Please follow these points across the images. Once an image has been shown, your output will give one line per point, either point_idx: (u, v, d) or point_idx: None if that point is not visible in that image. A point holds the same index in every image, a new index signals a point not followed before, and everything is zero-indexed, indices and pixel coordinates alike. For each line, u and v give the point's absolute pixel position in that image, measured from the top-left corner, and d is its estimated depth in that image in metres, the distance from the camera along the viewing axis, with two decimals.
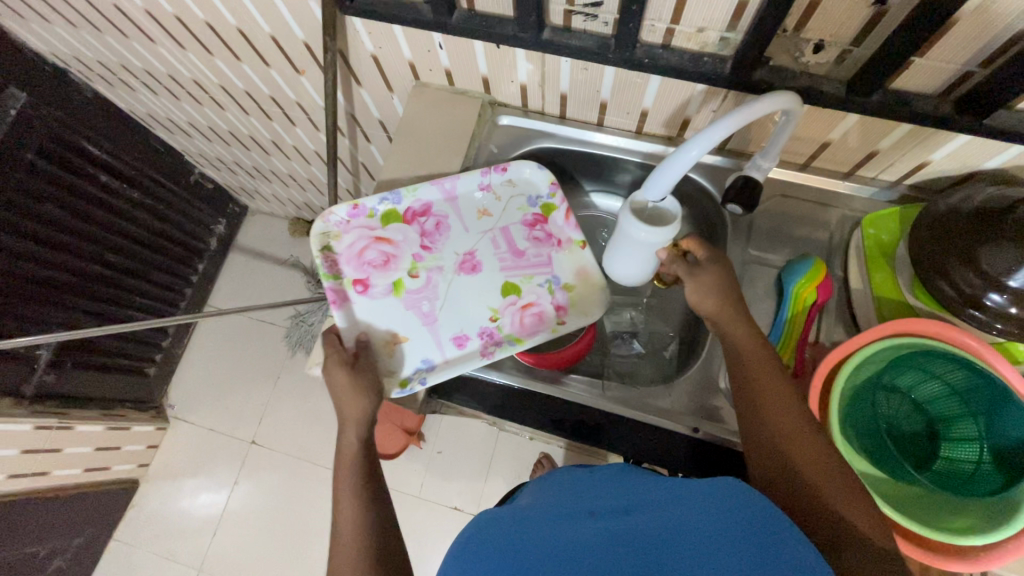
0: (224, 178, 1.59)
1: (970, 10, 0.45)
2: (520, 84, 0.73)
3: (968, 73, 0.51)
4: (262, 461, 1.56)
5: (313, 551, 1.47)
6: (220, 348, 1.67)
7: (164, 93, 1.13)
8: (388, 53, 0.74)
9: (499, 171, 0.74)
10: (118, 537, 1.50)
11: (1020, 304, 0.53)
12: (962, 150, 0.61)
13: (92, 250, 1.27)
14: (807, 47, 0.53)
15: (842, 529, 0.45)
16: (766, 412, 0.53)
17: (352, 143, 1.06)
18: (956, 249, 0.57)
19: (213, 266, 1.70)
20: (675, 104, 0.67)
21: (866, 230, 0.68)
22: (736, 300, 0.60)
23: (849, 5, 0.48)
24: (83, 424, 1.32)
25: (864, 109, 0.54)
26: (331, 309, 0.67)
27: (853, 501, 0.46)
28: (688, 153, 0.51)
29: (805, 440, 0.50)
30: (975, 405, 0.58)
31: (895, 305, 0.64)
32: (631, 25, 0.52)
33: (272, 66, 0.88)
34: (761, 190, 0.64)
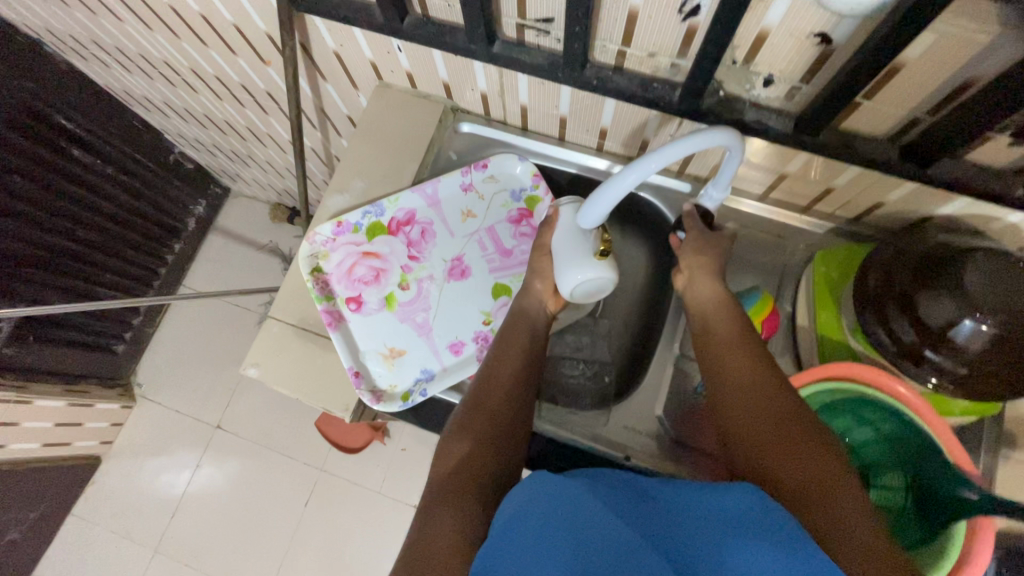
0: (205, 159, 1.57)
1: (914, 59, 0.44)
2: (480, 93, 0.72)
3: (917, 120, 0.50)
4: (226, 445, 1.55)
5: (270, 540, 1.47)
6: (192, 330, 1.66)
7: (138, 71, 1.10)
8: (349, 51, 0.73)
9: (480, 169, 0.73)
10: (77, 513, 1.50)
11: (953, 358, 0.52)
12: (915, 195, 0.59)
13: (62, 224, 1.25)
14: (757, 81, 0.52)
15: (832, 518, 0.40)
16: (744, 395, 0.49)
17: (324, 136, 1.04)
18: (897, 295, 0.56)
19: (190, 246, 1.69)
20: (632, 125, 0.66)
21: (817, 266, 0.66)
22: None
23: (795, 42, 0.46)
24: (43, 399, 1.31)
25: (811, 147, 0.53)
26: (329, 331, 0.65)
27: (838, 486, 0.41)
28: (626, 178, 0.49)
29: (781, 425, 0.46)
30: (903, 455, 0.58)
31: (837, 346, 0.63)
32: (577, 46, 0.51)
33: (239, 54, 0.87)
34: (710, 219, 0.63)
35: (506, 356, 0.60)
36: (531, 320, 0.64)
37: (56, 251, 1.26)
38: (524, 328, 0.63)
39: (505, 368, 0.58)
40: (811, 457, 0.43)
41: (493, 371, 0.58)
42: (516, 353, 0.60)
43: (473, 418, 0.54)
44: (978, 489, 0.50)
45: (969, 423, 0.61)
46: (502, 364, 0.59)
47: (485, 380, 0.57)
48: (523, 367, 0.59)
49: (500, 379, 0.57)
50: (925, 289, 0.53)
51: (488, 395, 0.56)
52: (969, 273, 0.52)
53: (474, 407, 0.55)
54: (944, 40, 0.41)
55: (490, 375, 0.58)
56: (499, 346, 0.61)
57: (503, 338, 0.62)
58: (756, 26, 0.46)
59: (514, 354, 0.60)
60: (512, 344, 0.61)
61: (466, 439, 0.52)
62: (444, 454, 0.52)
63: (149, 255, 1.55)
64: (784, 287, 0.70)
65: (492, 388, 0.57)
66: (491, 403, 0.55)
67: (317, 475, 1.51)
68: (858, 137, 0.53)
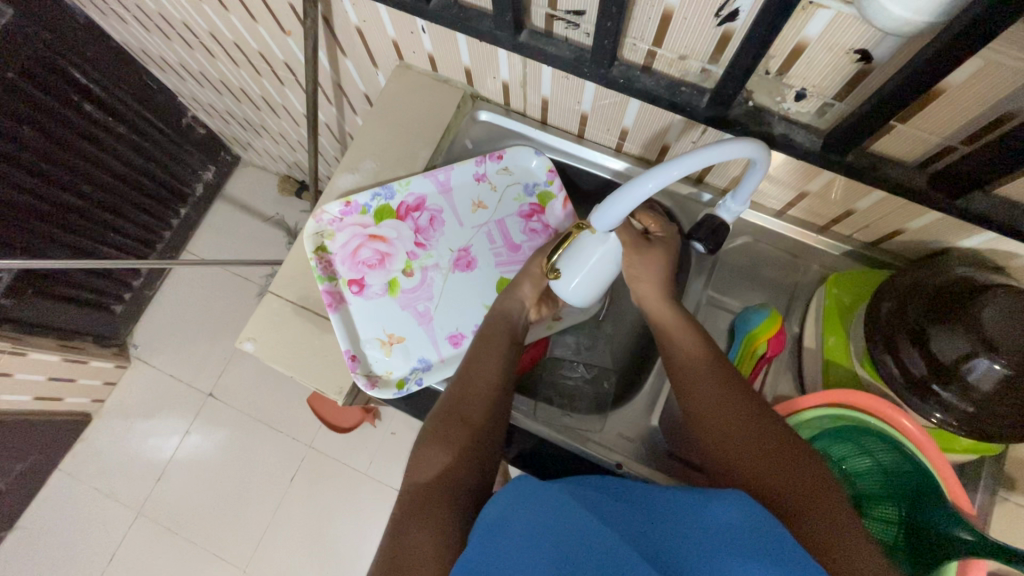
0: (218, 125, 1.55)
1: (955, 86, 0.42)
2: (502, 82, 0.70)
3: (950, 148, 0.48)
4: (217, 414, 1.55)
5: (253, 512, 1.47)
6: (191, 296, 1.65)
7: (157, 31, 1.09)
8: (372, 29, 0.71)
9: (495, 160, 0.72)
10: (63, 468, 1.50)
11: (960, 395, 0.51)
12: (937, 225, 0.58)
13: (69, 180, 1.24)
14: (789, 94, 0.51)
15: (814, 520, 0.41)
16: (711, 428, 0.50)
17: (339, 112, 1.03)
18: (910, 327, 0.55)
19: (196, 212, 1.68)
20: (654, 129, 0.65)
21: (829, 288, 0.65)
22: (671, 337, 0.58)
23: (833, 57, 0.45)
24: (37, 353, 1.30)
25: (837, 167, 0.52)
26: (328, 311, 0.64)
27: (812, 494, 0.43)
28: (644, 185, 0.48)
29: (736, 448, 0.47)
30: (899, 486, 0.56)
31: (843, 372, 0.62)
32: (607, 42, 0.49)
33: (259, 22, 0.85)
34: (727, 230, 0.62)
35: (484, 368, 0.58)
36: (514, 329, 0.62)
37: (61, 206, 1.25)
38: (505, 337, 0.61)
39: (484, 381, 0.57)
40: (786, 469, 0.45)
41: (470, 383, 0.57)
42: (495, 364, 0.58)
43: (446, 432, 0.53)
44: (971, 529, 0.49)
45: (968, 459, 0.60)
46: (481, 377, 0.57)
47: (463, 392, 0.56)
48: (501, 381, 0.57)
49: (476, 393, 0.56)
50: (940, 323, 0.52)
51: (464, 409, 0.55)
52: (986, 308, 0.50)
53: (448, 420, 0.54)
54: (990, 69, 0.40)
55: (468, 385, 0.57)
56: (477, 355, 0.59)
57: (482, 347, 0.60)
58: (794, 37, 0.45)
59: (495, 367, 0.58)
60: (491, 355, 0.59)
61: (440, 454, 0.51)
62: (417, 468, 0.52)
63: (154, 218, 1.54)
64: (793, 306, 0.69)
65: (467, 400, 0.55)
66: (467, 418, 0.54)
67: (305, 452, 1.51)
68: (886, 161, 0.51)
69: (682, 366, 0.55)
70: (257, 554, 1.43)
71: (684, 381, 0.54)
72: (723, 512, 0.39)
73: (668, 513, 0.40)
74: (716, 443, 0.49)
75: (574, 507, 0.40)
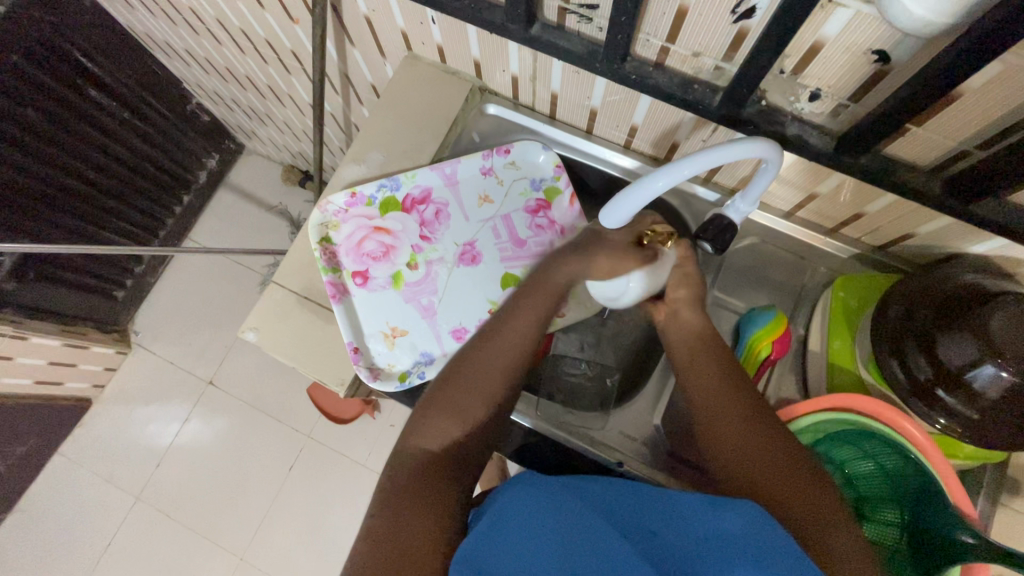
0: (222, 113, 1.54)
1: (973, 90, 0.42)
2: (511, 76, 0.69)
3: (966, 153, 0.48)
4: (217, 402, 1.55)
5: (250, 500, 1.47)
6: (193, 283, 1.65)
7: (162, 16, 1.08)
8: (381, 19, 0.70)
9: (502, 154, 0.71)
10: (62, 452, 1.50)
11: (966, 402, 0.51)
12: (948, 231, 0.57)
13: (72, 164, 1.23)
14: (803, 94, 0.50)
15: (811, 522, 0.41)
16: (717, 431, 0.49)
17: (345, 103, 1.02)
18: (916, 333, 0.54)
19: (199, 200, 1.67)
20: (665, 126, 0.64)
21: (836, 291, 0.65)
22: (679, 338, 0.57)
23: (850, 56, 0.44)
24: (38, 337, 1.30)
25: (849, 169, 0.51)
26: (332, 302, 0.64)
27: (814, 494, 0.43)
28: (656, 182, 0.47)
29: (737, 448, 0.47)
30: (901, 490, 0.57)
31: (848, 376, 0.62)
32: (620, 37, 0.49)
33: (267, 10, 0.84)
34: (736, 230, 0.61)
35: (506, 334, 0.54)
36: (546, 293, 0.57)
37: (64, 191, 1.25)
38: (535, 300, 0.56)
39: (503, 349, 0.54)
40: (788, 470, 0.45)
41: (486, 349, 0.54)
42: (519, 331, 0.54)
43: (452, 400, 0.51)
44: (973, 532, 0.49)
45: (972, 466, 0.60)
46: (500, 343, 0.54)
47: (475, 357, 0.53)
48: (522, 350, 0.54)
49: (492, 361, 0.53)
50: (947, 330, 0.52)
51: (473, 376, 0.52)
52: (994, 315, 0.50)
53: (454, 387, 0.52)
54: (1010, 72, 0.39)
55: (484, 352, 0.54)
56: (500, 318, 0.56)
57: (506, 310, 0.56)
58: (811, 36, 0.44)
59: (518, 333, 0.54)
60: (517, 320, 0.55)
61: (441, 422, 0.50)
62: (424, 432, 0.50)
63: (157, 205, 1.54)
64: (799, 309, 0.69)
65: (481, 368, 0.53)
66: (476, 386, 0.52)
67: (304, 442, 1.52)
68: (899, 164, 0.51)
69: (692, 365, 0.54)
70: (254, 542, 1.44)
71: (695, 379, 0.53)
72: (730, 521, 0.38)
73: (672, 520, 0.39)
74: (720, 444, 0.49)
75: (578, 508, 0.40)
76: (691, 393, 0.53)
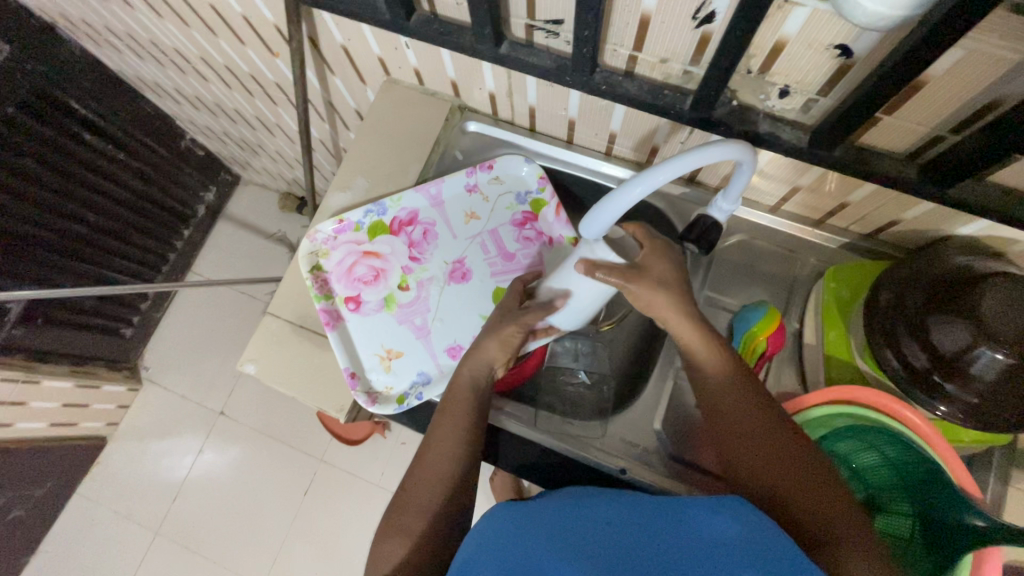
0: (215, 146, 1.57)
1: (937, 75, 0.42)
2: (488, 93, 0.70)
3: (939, 138, 0.47)
4: (229, 432, 1.56)
5: (267, 528, 1.48)
6: (199, 316, 1.67)
7: (150, 58, 1.10)
8: (357, 46, 0.71)
9: (485, 170, 0.72)
10: (80, 492, 1.52)
11: (958, 383, 0.51)
12: (933, 215, 0.57)
13: (74, 208, 1.26)
14: (773, 91, 0.50)
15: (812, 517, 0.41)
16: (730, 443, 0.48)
17: (332, 129, 1.04)
18: (910, 318, 0.54)
19: (199, 233, 1.69)
20: (642, 131, 0.65)
21: (827, 283, 0.65)
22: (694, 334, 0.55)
23: (813, 53, 0.45)
24: (50, 380, 1.32)
25: (825, 162, 0.51)
26: (326, 330, 0.65)
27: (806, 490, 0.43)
28: (630, 192, 0.47)
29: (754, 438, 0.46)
30: (910, 479, 0.55)
31: (845, 368, 0.61)
32: (586, 50, 0.50)
33: (248, 45, 0.86)
34: (721, 227, 0.61)
35: (437, 445, 0.53)
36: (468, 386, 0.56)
37: (68, 236, 1.27)
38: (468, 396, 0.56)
39: (439, 459, 0.52)
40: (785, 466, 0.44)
41: (429, 458, 0.53)
42: (451, 437, 0.53)
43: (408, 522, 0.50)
44: (985, 515, 0.49)
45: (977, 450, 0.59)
46: (437, 454, 0.52)
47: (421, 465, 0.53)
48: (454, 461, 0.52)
49: (429, 472, 0.52)
50: (939, 314, 0.52)
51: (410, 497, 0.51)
52: (986, 297, 0.49)
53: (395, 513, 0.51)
54: (971, 56, 0.39)
55: (416, 472, 0.53)
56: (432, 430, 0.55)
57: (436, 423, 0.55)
58: (773, 35, 0.44)
59: (450, 444, 0.53)
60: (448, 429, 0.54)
61: (390, 553, 0.49)
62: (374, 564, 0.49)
63: (158, 242, 1.56)
64: (792, 301, 0.69)
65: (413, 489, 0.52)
66: (412, 517, 0.50)
67: (317, 466, 1.52)
68: (875, 154, 0.51)
69: (720, 402, 0.49)
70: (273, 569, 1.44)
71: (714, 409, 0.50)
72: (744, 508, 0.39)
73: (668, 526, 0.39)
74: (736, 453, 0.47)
75: (572, 529, 0.40)
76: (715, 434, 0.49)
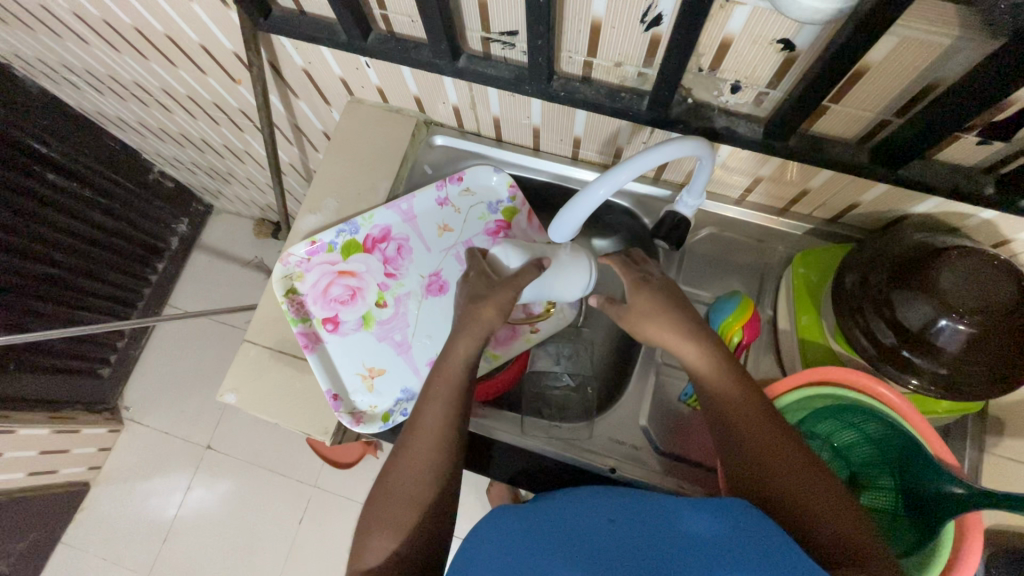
0: (185, 176, 1.55)
1: (876, 63, 0.43)
2: (452, 106, 0.71)
3: (885, 122, 0.49)
4: (218, 465, 1.53)
5: (262, 560, 1.44)
6: (179, 350, 1.63)
7: (110, 92, 1.09)
8: (318, 68, 0.71)
9: (455, 182, 0.73)
10: (66, 540, 1.48)
11: (918, 351, 0.52)
12: (888, 196, 0.59)
13: (40, 249, 1.23)
14: (725, 87, 0.52)
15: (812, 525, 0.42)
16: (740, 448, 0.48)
17: (301, 152, 1.03)
18: (875, 297, 0.56)
19: (174, 265, 1.67)
20: (606, 134, 0.66)
21: (797, 268, 0.66)
22: (675, 329, 0.55)
23: (758, 49, 0.46)
24: (26, 428, 1.28)
25: (780, 151, 0.53)
26: (305, 353, 0.64)
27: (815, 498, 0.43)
28: (595, 193, 0.48)
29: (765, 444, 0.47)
30: (890, 453, 0.56)
31: (820, 350, 0.63)
32: (541, 59, 0.51)
33: (209, 74, 0.85)
34: (689, 223, 0.62)
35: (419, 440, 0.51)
36: (452, 376, 0.55)
37: (38, 279, 1.24)
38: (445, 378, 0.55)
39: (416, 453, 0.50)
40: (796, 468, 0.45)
41: (407, 447, 0.51)
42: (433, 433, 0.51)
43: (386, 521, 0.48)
44: (962, 482, 0.50)
45: (953, 420, 0.61)
46: (417, 447, 0.51)
47: (385, 485, 0.50)
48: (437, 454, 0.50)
49: (411, 464, 0.50)
50: (903, 290, 0.53)
51: (395, 487, 0.49)
52: (944, 271, 0.52)
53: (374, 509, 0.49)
54: (905, 43, 0.41)
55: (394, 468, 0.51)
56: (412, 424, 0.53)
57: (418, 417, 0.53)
58: (719, 35, 0.46)
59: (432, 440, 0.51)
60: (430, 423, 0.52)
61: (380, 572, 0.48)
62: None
63: (132, 276, 1.53)
64: (763, 289, 0.70)
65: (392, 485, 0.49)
66: (390, 511, 0.48)
67: (311, 492, 1.50)
68: (827, 141, 0.53)
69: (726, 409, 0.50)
70: None
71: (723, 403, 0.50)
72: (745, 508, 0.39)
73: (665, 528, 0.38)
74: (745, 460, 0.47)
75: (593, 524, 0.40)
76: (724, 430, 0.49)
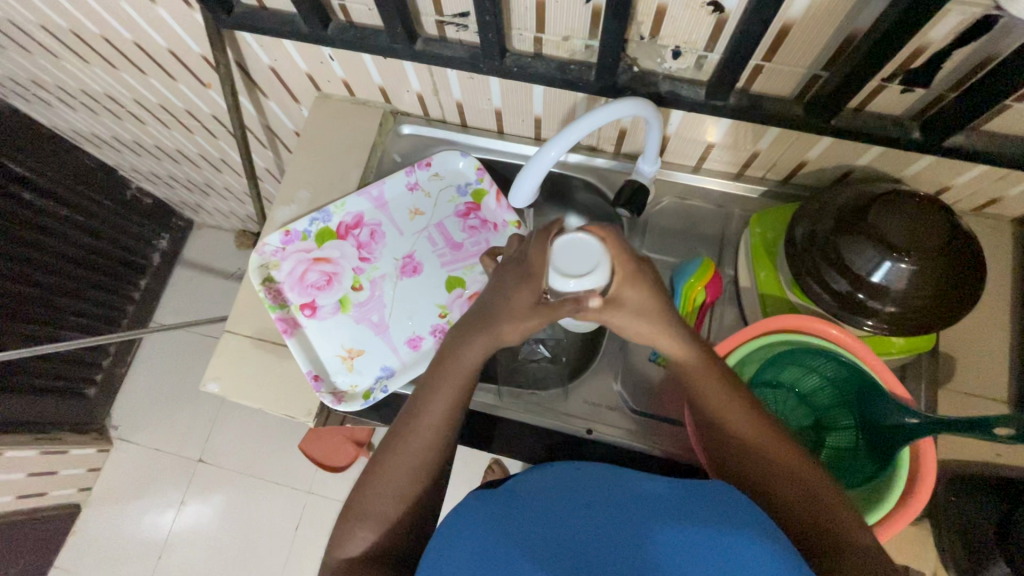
0: (163, 192, 1.56)
1: (798, 18, 0.47)
2: (416, 94, 0.74)
3: (816, 76, 0.53)
4: (210, 478, 1.52)
5: (260, 570, 1.44)
6: (165, 365, 1.63)
7: (83, 108, 1.10)
8: (284, 65, 0.74)
9: (424, 168, 0.75)
10: (59, 564, 1.46)
11: (871, 295, 0.55)
12: (831, 151, 0.63)
13: (21, 270, 1.23)
14: (667, 54, 0.55)
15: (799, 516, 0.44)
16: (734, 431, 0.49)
17: (275, 154, 1.05)
18: (826, 247, 0.58)
19: (157, 281, 1.67)
20: (564, 111, 0.69)
21: (753, 228, 0.69)
22: None
23: (691, 13, 0.49)
24: (13, 450, 1.27)
25: (723, 111, 0.56)
26: (284, 338, 0.66)
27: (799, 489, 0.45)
28: (548, 153, 0.52)
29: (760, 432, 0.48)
30: (849, 393, 0.60)
31: (778, 303, 0.66)
32: (492, 36, 0.53)
33: (179, 80, 0.87)
34: (648, 190, 0.65)
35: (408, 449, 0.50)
36: (451, 375, 0.52)
37: (23, 299, 1.25)
38: (452, 381, 0.52)
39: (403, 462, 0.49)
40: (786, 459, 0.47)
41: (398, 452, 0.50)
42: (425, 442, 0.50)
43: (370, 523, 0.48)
44: (913, 412, 0.52)
45: (909, 359, 0.64)
46: (406, 455, 0.49)
47: (373, 490, 0.49)
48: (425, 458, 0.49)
49: (399, 470, 0.49)
50: (852, 239, 0.56)
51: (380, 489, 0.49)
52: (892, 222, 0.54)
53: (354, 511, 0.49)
54: None
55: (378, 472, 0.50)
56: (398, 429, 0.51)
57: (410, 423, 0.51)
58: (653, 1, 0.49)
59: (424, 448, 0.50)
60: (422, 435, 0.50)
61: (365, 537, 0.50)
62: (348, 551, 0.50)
63: (114, 294, 1.53)
64: (725, 251, 0.73)
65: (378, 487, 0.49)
66: (375, 508, 0.49)
67: (305, 498, 1.49)
68: (767, 99, 0.56)
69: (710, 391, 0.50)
70: None
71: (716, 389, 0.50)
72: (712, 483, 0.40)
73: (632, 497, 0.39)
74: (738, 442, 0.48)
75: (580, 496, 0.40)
76: (721, 417, 0.50)
